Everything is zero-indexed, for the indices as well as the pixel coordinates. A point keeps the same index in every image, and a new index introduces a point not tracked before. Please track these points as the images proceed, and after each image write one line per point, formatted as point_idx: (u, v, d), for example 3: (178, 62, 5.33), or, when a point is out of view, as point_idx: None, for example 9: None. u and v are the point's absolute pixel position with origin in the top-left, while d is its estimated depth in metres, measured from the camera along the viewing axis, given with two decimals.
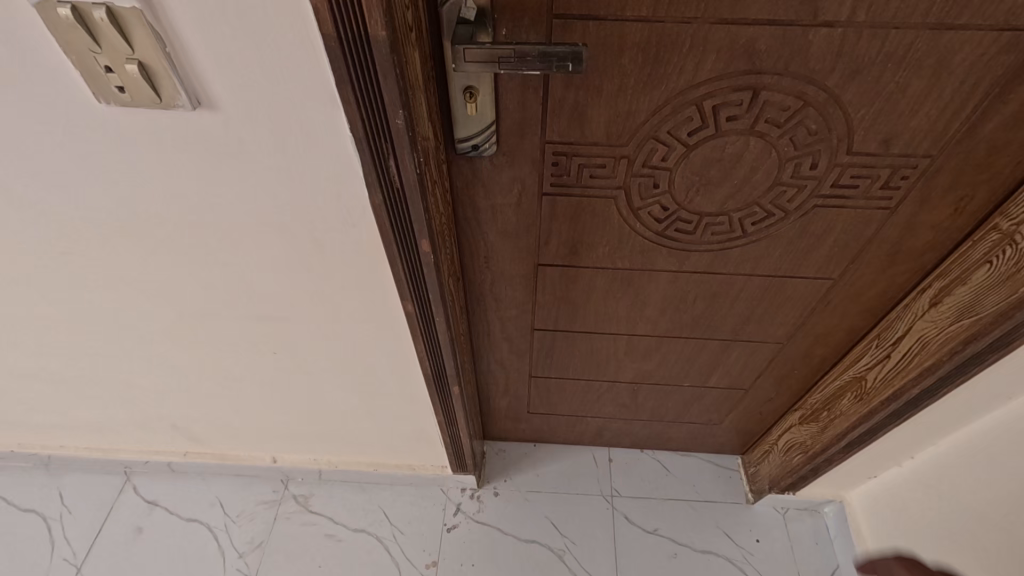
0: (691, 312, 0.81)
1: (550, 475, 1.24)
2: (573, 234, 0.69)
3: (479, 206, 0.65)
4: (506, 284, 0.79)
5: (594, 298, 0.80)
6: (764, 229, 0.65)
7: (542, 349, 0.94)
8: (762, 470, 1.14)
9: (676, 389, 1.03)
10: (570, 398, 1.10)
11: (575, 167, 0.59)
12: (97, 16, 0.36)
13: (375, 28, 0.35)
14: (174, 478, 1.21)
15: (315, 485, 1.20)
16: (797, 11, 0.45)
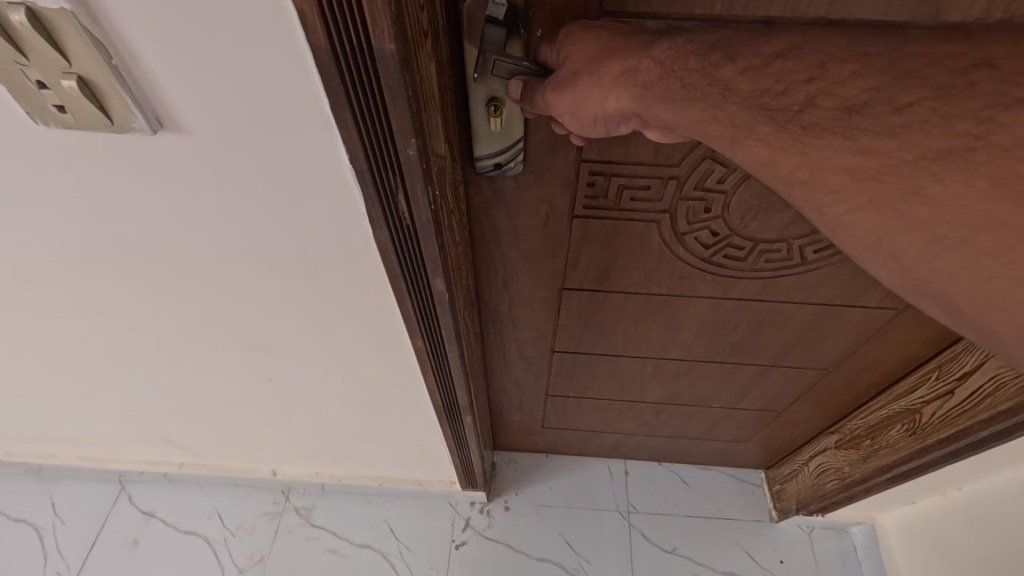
0: (730, 338, 0.73)
1: (563, 487, 1.18)
2: (605, 259, 0.61)
3: (499, 228, 0.57)
4: (526, 306, 0.71)
5: (623, 321, 0.73)
6: (827, 257, 0.56)
7: (561, 369, 0.87)
8: (790, 488, 1.08)
9: (702, 409, 0.96)
10: (587, 414, 1.03)
11: (614, 190, 0.51)
12: (16, 20, 0.28)
13: (381, 40, 0.26)
14: (170, 488, 1.16)
15: (318, 497, 1.15)
16: (912, 11, 0.37)
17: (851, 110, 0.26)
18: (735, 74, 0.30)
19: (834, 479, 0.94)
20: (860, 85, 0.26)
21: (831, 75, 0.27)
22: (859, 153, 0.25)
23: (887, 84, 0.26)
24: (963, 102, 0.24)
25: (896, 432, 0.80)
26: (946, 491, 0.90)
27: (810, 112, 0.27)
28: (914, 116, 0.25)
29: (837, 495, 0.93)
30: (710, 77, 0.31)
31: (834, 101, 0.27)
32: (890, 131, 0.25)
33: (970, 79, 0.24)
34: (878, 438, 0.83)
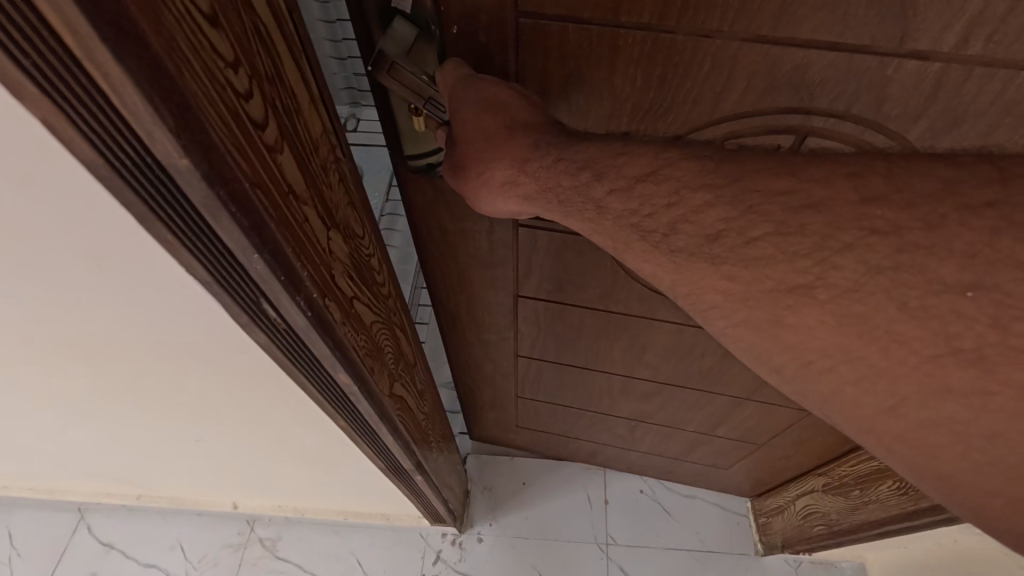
0: (698, 366, 0.70)
1: (539, 517, 1.13)
2: (560, 270, 0.58)
3: (444, 229, 0.55)
4: (481, 310, 0.68)
5: (584, 337, 0.70)
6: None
7: (527, 375, 0.84)
8: (775, 524, 1.04)
9: (676, 433, 0.92)
10: (560, 421, 1.00)
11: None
12: None
13: (169, 155, 0.24)
14: (131, 517, 1.12)
15: (283, 527, 1.10)
16: (872, 35, 0.32)
17: (709, 239, 0.26)
18: (606, 194, 0.30)
19: (821, 525, 0.90)
20: (713, 216, 0.26)
21: (688, 203, 0.27)
22: (723, 278, 0.26)
23: (735, 217, 0.25)
24: (798, 240, 0.24)
25: (887, 488, 0.76)
26: (942, 542, 0.83)
27: (676, 236, 0.27)
28: (758, 250, 0.25)
29: (823, 540, 0.91)
30: (585, 195, 0.31)
31: (690, 231, 0.27)
32: (742, 262, 0.25)
33: (801, 220, 0.24)
34: (867, 491, 0.79)
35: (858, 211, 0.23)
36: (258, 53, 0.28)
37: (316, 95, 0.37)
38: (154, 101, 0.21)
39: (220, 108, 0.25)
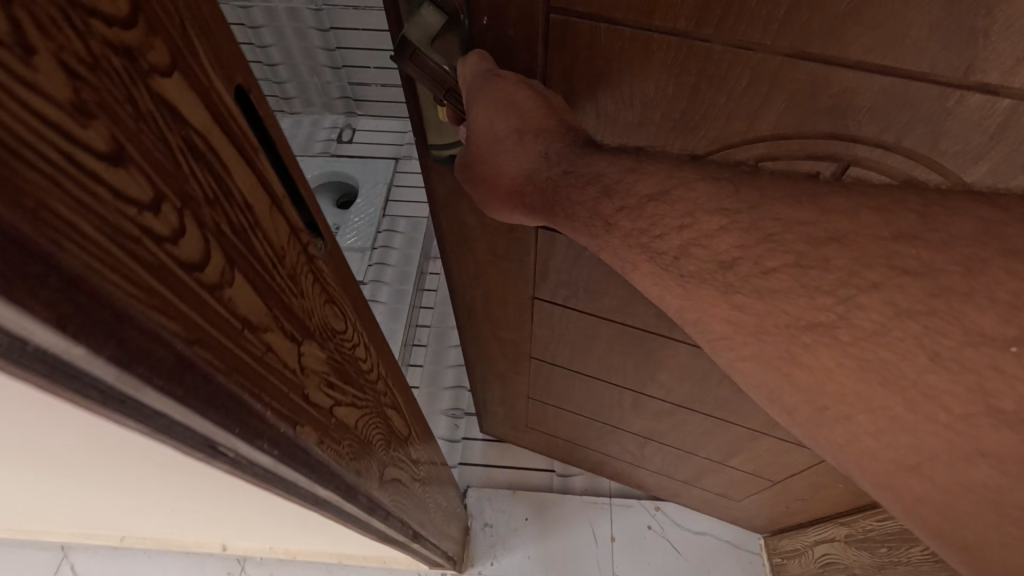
0: (715, 392, 0.70)
1: (543, 559, 1.07)
2: (574, 275, 0.62)
3: (465, 220, 0.60)
4: (502, 305, 0.73)
5: (598, 343, 0.72)
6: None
7: (537, 376, 0.87)
8: (791, 567, 0.99)
9: (687, 457, 0.90)
10: (570, 430, 1.01)
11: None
12: None
13: (59, 351, 0.17)
14: (116, 555, 1.07)
15: (274, 566, 1.06)
16: (945, 60, 0.29)
17: (723, 266, 0.25)
18: (615, 211, 0.29)
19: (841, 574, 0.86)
20: (727, 241, 0.25)
21: (704, 228, 0.26)
22: (733, 309, 0.25)
23: (750, 245, 0.25)
24: (822, 274, 0.23)
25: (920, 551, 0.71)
26: None
27: (685, 261, 0.26)
28: (777, 281, 0.24)
29: None
30: (594, 211, 0.31)
31: (702, 256, 0.26)
32: (758, 293, 0.24)
33: (825, 253, 0.23)
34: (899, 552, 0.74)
35: (885, 250, 0.22)
36: (190, 171, 0.22)
37: (285, 193, 0.30)
38: (15, 300, 0.15)
39: (128, 263, 0.19)
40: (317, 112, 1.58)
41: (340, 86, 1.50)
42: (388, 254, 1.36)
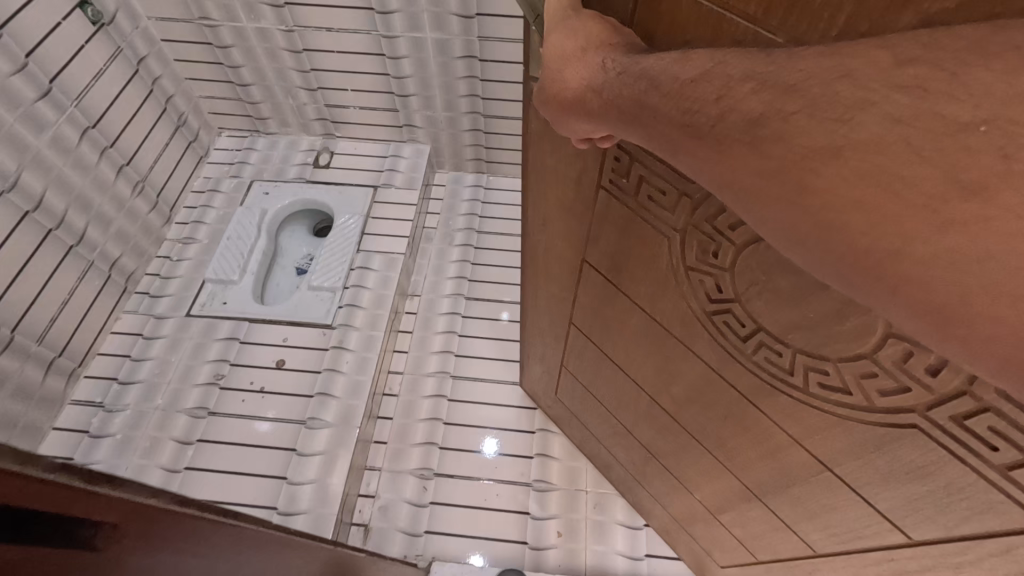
0: (717, 430, 0.89)
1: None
2: (617, 249, 0.81)
3: (547, 160, 0.81)
4: (556, 258, 0.97)
5: (625, 332, 0.94)
6: (830, 392, 0.62)
7: (572, 340, 1.13)
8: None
9: (683, 494, 1.16)
10: (594, 418, 1.31)
11: (632, 180, 0.68)
12: None
13: None
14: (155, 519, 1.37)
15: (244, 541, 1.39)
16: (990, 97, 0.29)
17: (752, 122, 0.29)
18: (660, 97, 0.35)
19: None
20: (755, 99, 0.29)
21: (735, 93, 0.30)
22: (762, 156, 0.29)
23: (773, 99, 0.28)
24: (831, 106, 0.26)
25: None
26: None
27: (721, 125, 0.31)
28: (795, 122, 0.27)
29: None
30: (642, 100, 0.37)
31: (735, 117, 0.30)
32: (783, 134, 0.28)
33: (835, 87, 0.26)
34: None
35: (890, 72, 0.25)
36: None
37: None
38: None
39: None
40: (294, 133, 2.00)
41: (314, 107, 1.89)
42: (359, 294, 1.69)
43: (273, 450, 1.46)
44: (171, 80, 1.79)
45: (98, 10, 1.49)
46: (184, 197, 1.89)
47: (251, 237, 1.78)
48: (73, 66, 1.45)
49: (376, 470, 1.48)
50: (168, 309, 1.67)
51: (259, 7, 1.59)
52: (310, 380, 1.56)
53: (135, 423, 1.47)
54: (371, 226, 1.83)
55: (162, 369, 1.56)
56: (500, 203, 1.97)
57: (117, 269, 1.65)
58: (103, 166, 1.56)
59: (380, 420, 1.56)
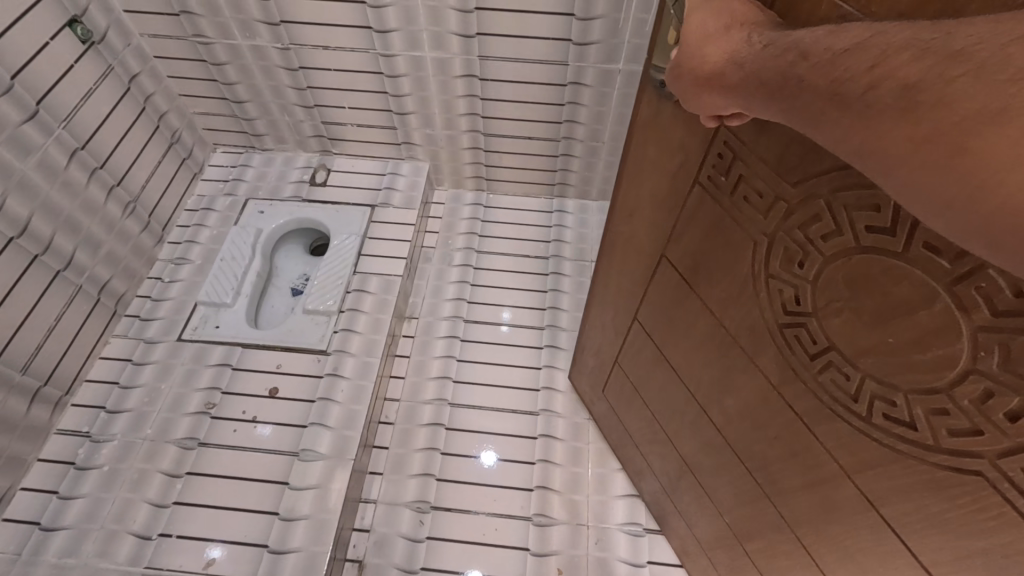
0: (763, 452, 0.93)
1: None
2: (699, 248, 0.85)
3: (649, 150, 0.87)
4: (636, 251, 1.03)
5: (687, 336, 0.99)
6: (893, 425, 0.64)
7: (632, 337, 1.20)
8: None
9: (710, 514, 1.25)
10: (635, 422, 1.41)
11: (732, 178, 0.72)
12: None
13: None
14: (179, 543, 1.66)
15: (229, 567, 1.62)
16: None
17: (905, 92, 0.32)
18: (809, 68, 0.38)
19: None
20: (913, 68, 0.32)
21: (891, 63, 0.33)
22: (917, 124, 0.32)
23: (934, 66, 0.31)
24: (997, 71, 0.29)
25: None
26: None
27: (873, 94, 0.34)
28: (955, 86, 0.30)
29: None
30: (789, 72, 0.40)
31: (891, 85, 0.33)
32: (939, 100, 0.31)
33: (1008, 51, 0.29)
34: None
35: None
36: None
37: None
38: None
39: None
40: (291, 150, 2.44)
41: (310, 124, 2.28)
42: (354, 319, 2.01)
43: (265, 483, 1.74)
44: (162, 96, 2.17)
45: (88, 31, 1.81)
46: (177, 215, 2.34)
47: (246, 255, 2.16)
48: (68, 87, 1.78)
49: (371, 502, 1.75)
50: (160, 335, 2.05)
51: (255, 26, 1.91)
52: (303, 409, 1.87)
53: (123, 454, 1.79)
54: (366, 245, 2.19)
55: (150, 397, 1.91)
56: (495, 226, 2.35)
57: (106, 293, 2.04)
58: (93, 186, 1.91)
59: (376, 450, 1.85)
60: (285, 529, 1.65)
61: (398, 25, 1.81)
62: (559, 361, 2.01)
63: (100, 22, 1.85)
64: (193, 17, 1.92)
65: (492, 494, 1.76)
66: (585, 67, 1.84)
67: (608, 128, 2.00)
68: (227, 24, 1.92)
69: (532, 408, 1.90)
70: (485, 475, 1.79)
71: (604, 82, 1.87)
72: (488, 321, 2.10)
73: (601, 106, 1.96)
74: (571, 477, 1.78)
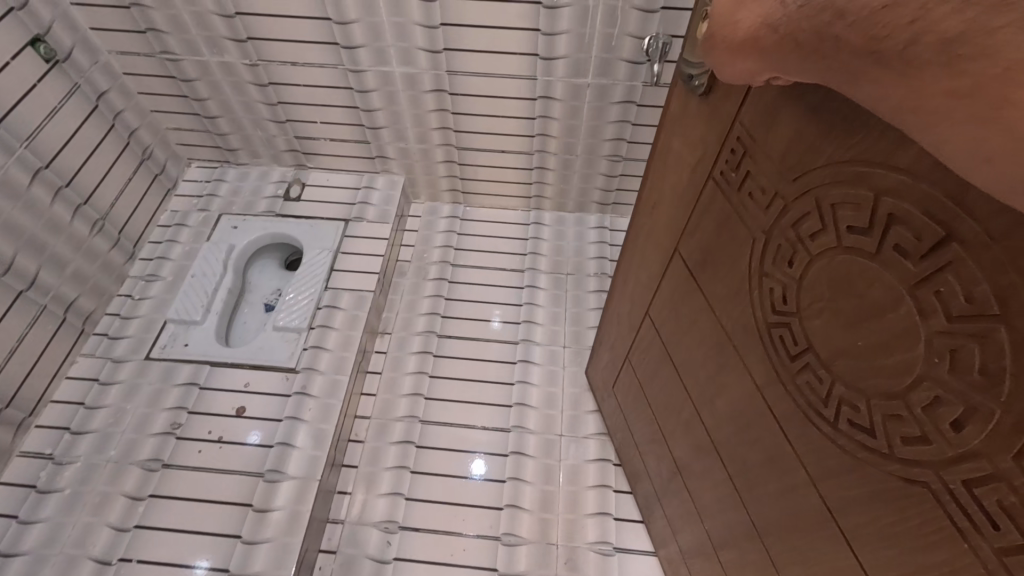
0: (743, 456, 0.97)
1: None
2: (707, 242, 0.91)
3: (675, 142, 0.95)
4: (655, 245, 1.11)
5: (688, 332, 1.05)
6: (857, 431, 0.67)
7: (642, 331, 1.28)
8: None
9: (696, 524, 1.30)
10: (638, 423, 1.49)
11: (739, 173, 0.79)
12: None
13: None
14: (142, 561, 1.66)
15: None
16: None
17: (943, 48, 0.36)
18: (844, 28, 0.43)
19: None
20: (959, 17, 0.35)
21: (933, 14, 0.36)
22: (953, 79, 0.36)
23: (981, 13, 0.34)
24: None
25: None
26: None
27: (909, 51, 0.38)
28: (998, 37, 0.33)
29: None
30: (826, 33, 0.44)
31: (932, 39, 0.36)
32: (979, 54, 0.34)
33: None
34: None
35: None
36: None
37: None
38: None
39: None
40: (265, 164, 2.43)
41: (284, 138, 2.27)
42: (325, 335, 2.02)
43: (228, 505, 1.74)
44: (134, 113, 2.17)
45: (51, 49, 1.80)
46: (151, 233, 2.34)
47: (217, 273, 2.15)
48: (31, 104, 1.78)
49: (337, 523, 1.77)
50: (129, 353, 2.03)
51: (224, 44, 1.90)
52: (273, 428, 1.87)
53: (85, 477, 1.78)
54: (338, 261, 2.20)
55: (116, 418, 1.89)
56: (471, 238, 2.38)
57: (73, 311, 2.03)
58: (58, 205, 1.91)
59: (344, 468, 1.87)
60: (246, 552, 1.64)
61: (364, 42, 1.82)
62: (534, 377, 2.03)
63: (65, 39, 1.85)
64: (160, 35, 1.90)
65: (462, 513, 1.78)
66: (552, 82, 1.85)
67: (581, 140, 2.05)
68: (195, 42, 1.91)
69: (503, 426, 1.93)
70: (456, 493, 1.81)
71: (574, 95, 1.89)
72: (463, 337, 2.13)
73: (572, 121, 1.98)
74: (542, 496, 1.81)
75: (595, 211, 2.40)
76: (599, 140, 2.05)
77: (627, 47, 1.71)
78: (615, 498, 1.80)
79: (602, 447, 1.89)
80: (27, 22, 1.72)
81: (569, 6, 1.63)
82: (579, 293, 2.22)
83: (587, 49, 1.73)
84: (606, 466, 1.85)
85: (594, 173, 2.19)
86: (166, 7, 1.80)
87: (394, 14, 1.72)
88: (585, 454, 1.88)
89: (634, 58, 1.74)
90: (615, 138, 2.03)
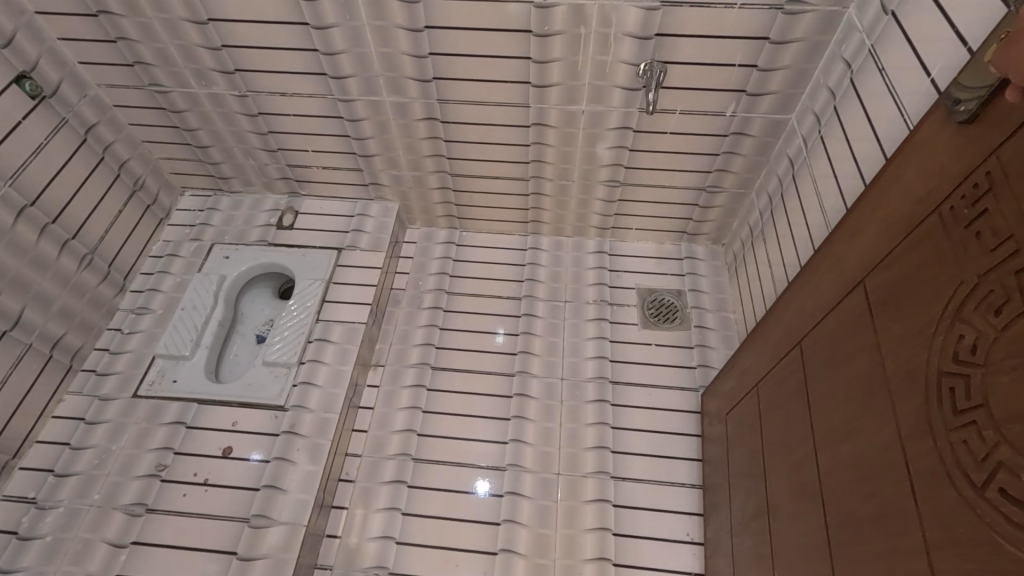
0: (846, 506, 0.88)
1: None
2: (897, 278, 0.83)
3: (904, 175, 0.86)
4: (834, 275, 1.03)
5: (837, 368, 0.96)
6: (1004, 503, 0.60)
7: (787, 360, 1.18)
8: None
9: (761, 568, 1.20)
10: (742, 455, 1.39)
11: (969, 211, 0.71)
12: None
13: None
14: None
15: None
16: None
17: None
18: None
19: None
20: None
21: None
22: None
23: None
24: None
25: None
26: None
27: None
28: None
29: None
30: None
31: None
32: None
33: None
34: None
35: None
36: None
37: None
38: None
39: None
40: (260, 193, 2.32)
41: (276, 167, 2.17)
42: (314, 370, 1.87)
43: (213, 554, 1.58)
44: (125, 144, 2.06)
45: (37, 85, 1.72)
46: (143, 263, 2.20)
47: (208, 307, 2.01)
48: (12, 142, 1.67)
49: (325, 569, 1.64)
50: (114, 391, 1.86)
51: (210, 75, 1.81)
52: (258, 471, 1.71)
53: (67, 523, 1.60)
54: (331, 292, 2.08)
55: (101, 459, 1.72)
56: (467, 264, 2.29)
57: (59, 349, 1.88)
58: (44, 242, 1.78)
59: (334, 509, 1.74)
60: None
61: (352, 71, 1.73)
62: (530, 412, 1.90)
63: (52, 76, 1.75)
64: (148, 68, 1.80)
65: (454, 558, 1.65)
66: (547, 109, 1.77)
67: (577, 167, 1.97)
68: (184, 75, 1.82)
69: (498, 463, 1.80)
70: (447, 535, 1.68)
71: (568, 122, 1.81)
72: (458, 370, 2.01)
73: (567, 148, 1.90)
74: (537, 539, 1.68)
75: (593, 235, 2.31)
76: (595, 166, 1.97)
77: (620, 74, 1.62)
78: (614, 540, 1.68)
79: (600, 486, 1.76)
80: (12, 60, 1.63)
81: (561, 35, 1.55)
82: (576, 322, 2.12)
83: (580, 75, 1.65)
84: (605, 507, 1.72)
85: (591, 199, 2.12)
86: (153, 41, 1.71)
87: (382, 45, 1.65)
88: (583, 494, 1.75)
89: (628, 85, 1.65)
90: (613, 163, 1.94)
